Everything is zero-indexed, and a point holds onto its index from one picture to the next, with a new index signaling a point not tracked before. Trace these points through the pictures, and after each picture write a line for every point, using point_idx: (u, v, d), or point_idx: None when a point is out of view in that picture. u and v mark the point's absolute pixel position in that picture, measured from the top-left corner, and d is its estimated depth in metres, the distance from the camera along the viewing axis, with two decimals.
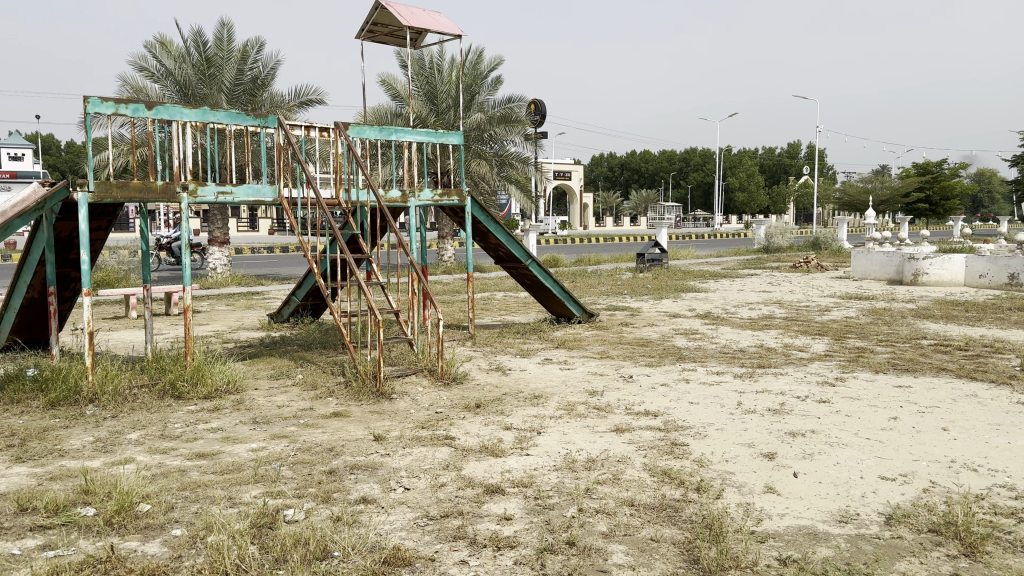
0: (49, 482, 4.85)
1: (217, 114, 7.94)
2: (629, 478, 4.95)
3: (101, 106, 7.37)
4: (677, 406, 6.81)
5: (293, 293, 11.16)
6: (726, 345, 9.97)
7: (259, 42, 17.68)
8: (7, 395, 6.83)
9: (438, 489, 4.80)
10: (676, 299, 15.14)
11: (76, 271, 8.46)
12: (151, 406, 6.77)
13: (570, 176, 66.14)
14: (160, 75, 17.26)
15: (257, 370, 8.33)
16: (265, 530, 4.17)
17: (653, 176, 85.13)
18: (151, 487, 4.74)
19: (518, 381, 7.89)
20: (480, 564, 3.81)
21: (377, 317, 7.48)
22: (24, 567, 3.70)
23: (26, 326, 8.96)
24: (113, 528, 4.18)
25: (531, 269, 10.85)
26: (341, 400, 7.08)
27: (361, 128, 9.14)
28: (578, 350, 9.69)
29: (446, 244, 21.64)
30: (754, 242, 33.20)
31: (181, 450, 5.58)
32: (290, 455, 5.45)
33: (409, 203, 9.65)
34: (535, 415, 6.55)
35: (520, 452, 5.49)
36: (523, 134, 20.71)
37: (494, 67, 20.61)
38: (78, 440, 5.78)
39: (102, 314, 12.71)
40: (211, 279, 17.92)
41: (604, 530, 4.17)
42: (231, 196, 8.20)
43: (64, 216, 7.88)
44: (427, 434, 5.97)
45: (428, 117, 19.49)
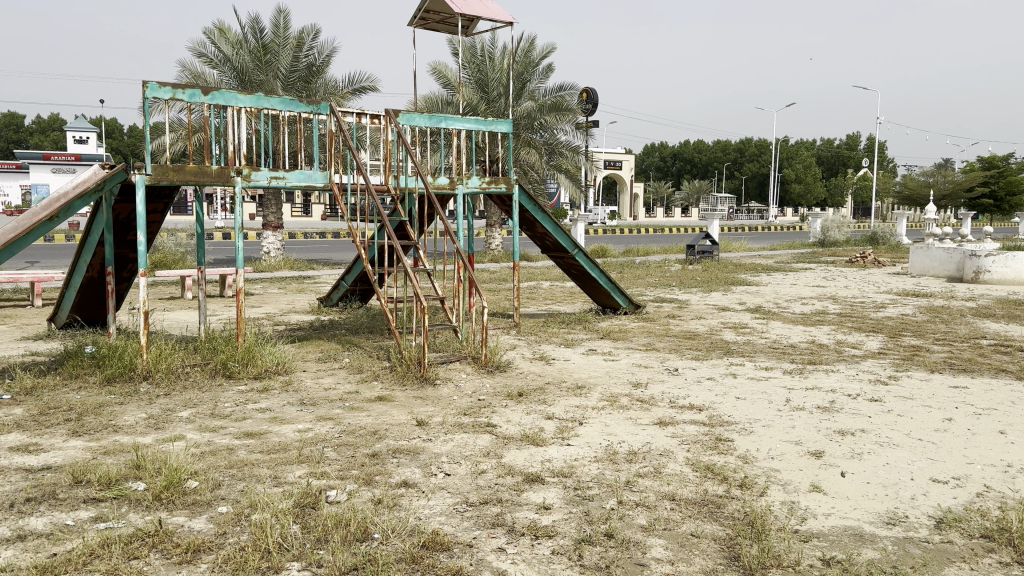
0: (102, 456, 5.02)
1: (271, 100, 8.05)
2: (671, 471, 4.91)
3: (159, 91, 7.57)
4: (722, 401, 6.73)
5: (342, 278, 11.32)
6: (776, 340, 9.80)
7: (314, 29, 17.89)
8: (66, 370, 7.08)
9: (479, 475, 4.83)
10: (725, 292, 14.93)
11: (134, 252, 8.70)
12: (202, 385, 6.95)
13: (620, 166, 65.62)
14: (218, 60, 17.62)
15: (305, 353, 8.46)
16: (308, 510, 4.24)
17: (706, 166, 83.94)
18: (199, 465, 4.87)
19: (562, 371, 7.87)
20: (518, 552, 3.83)
21: (423, 303, 7.52)
22: (76, 538, 3.84)
23: (86, 304, 9.27)
24: (162, 502, 4.31)
25: (578, 258, 10.78)
26: (386, 384, 7.18)
27: (412, 115, 9.17)
28: (623, 341, 9.62)
29: (494, 232, 21.74)
30: (809, 235, 32.45)
31: (231, 428, 5.73)
32: (335, 437, 5.54)
33: (457, 190, 9.67)
34: (577, 405, 6.54)
35: (561, 443, 5.49)
36: (574, 123, 20.60)
37: (546, 55, 20.53)
38: (131, 416, 5.96)
39: (159, 295, 13.08)
40: (265, 263, 18.29)
41: (644, 523, 4.14)
42: (284, 181, 8.30)
43: (123, 199, 8.10)
44: (469, 421, 6.01)
45: (479, 105, 19.51)
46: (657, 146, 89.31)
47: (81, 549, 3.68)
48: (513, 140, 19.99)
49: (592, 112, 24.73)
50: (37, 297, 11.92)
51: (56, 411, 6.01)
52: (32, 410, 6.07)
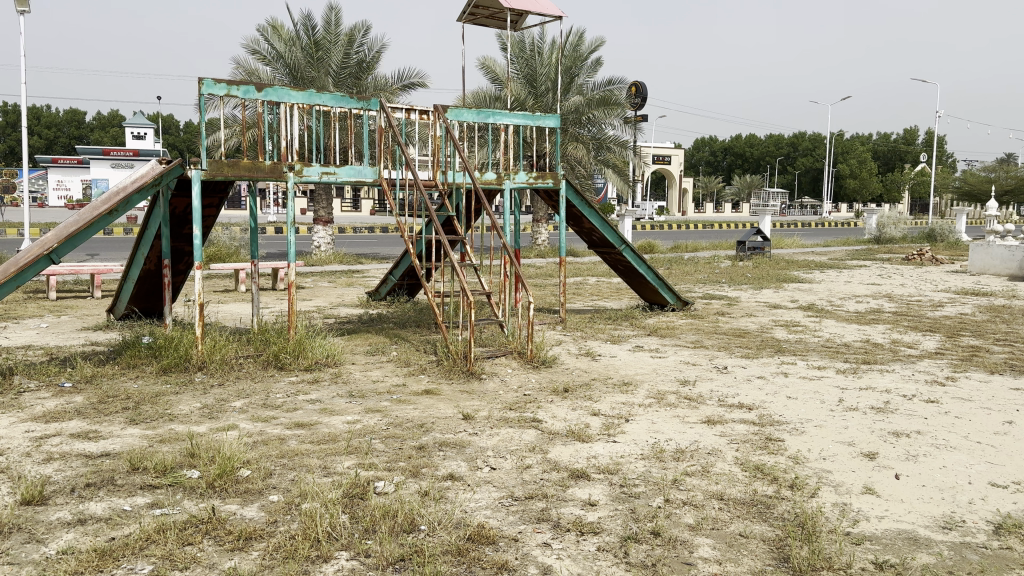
0: (159, 444, 5.16)
1: (322, 96, 8.16)
2: (719, 471, 4.85)
3: (214, 88, 7.75)
4: (773, 400, 6.61)
5: (391, 273, 11.45)
6: (829, 338, 9.60)
7: (365, 25, 18.07)
8: (125, 360, 7.29)
9: (524, 470, 4.84)
10: (777, 290, 14.66)
11: (189, 245, 8.90)
12: (255, 376, 7.09)
13: (669, 160, 64.85)
14: (271, 57, 17.91)
15: (354, 346, 8.58)
16: (356, 500, 4.30)
17: (758, 161, 82.56)
18: (252, 454, 4.97)
19: (608, 367, 7.84)
20: (563, 548, 3.82)
21: (470, 297, 7.52)
22: (133, 523, 3.96)
23: (143, 296, 9.53)
24: (216, 490, 4.42)
25: (626, 254, 10.69)
26: (432, 377, 7.24)
27: (460, 110, 9.19)
28: (671, 338, 9.54)
29: (540, 227, 21.74)
30: (865, 231, 31.64)
31: (282, 418, 5.83)
32: (382, 429, 5.60)
33: (505, 185, 9.68)
34: (623, 402, 6.51)
35: (607, 439, 5.46)
36: (622, 117, 20.46)
37: (596, 48, 20.42)
38: (187, 406, 6.12)
39: (213, 287, 13.38)
40: (315, 257, 18.56)
41: (691, 522, 4.10)
42: (335, 176, 8.41)
43: (180, 193, 8.28)
44: (515, 416, 6.02)
45: (527, 99, 19.47)
46: (707, 140, 88.11)
47: (138, 534, 3.78)
48: (561, 134, 19.89)
49: (641, 106, 24.53)
50: (97, 289, 12.30)
51: (115, 400, 6.20)
52: (91, 398, 6.27)
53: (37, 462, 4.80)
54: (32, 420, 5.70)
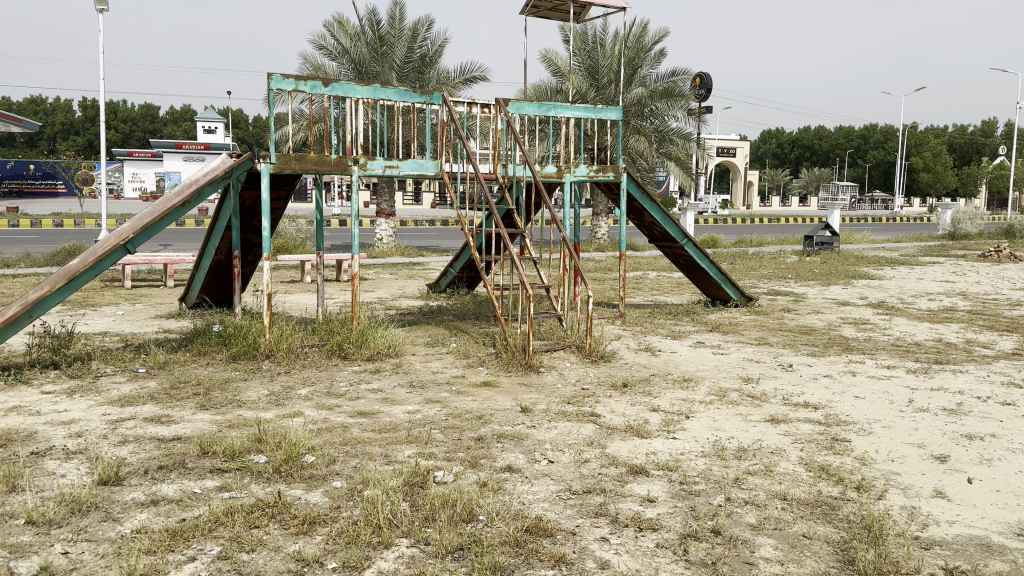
0: (228, 430, 5.32)
1: (387, 90, 8.26)
2: (783, 470, 4.76)
3: (283, 83, 7.93)
4: (840, 399, 6.46)
5: (451, 265, 11.55)
6: (899, 337, 9.31)
7: (428, 20, 18.19)
8: (196, 347, 7.53)
9: (583, 464, 4.83)
10: (845, 286, 14.29)
11: (258, 237, 9.14)
12: (319, 364, 7.25)
13: (734, 153, 63.57)
14: (337, 53, 18.22)
15: (415, 337, 8.69)
16: (416, 488, 4.37)
17: (826, 154, 80.35)
18: (316, 440, 5.10)
19: (668, 363, 7.76)
20: (621, 543, 3.81)
21: (529, 291, 7.52)
22: (203, 505, 4.10)
23: (213, 286, 9.83)
24: (282, 475, 4.54)
25: (688, 248, 10.56)
26: (491, 369, 7.28)
27: (521, 104, 9.18)
28: (734, 335, 9.38)
29: (600, 221, 21.63)
30: (939, 226, 30.46)
31: (345, 407, 5.95)
32: (442, 420, 5.66)
33: (565, 178, 9.66)
34: (683, 398, 6.45)
35: (667, 436, 5.41)
36: (686, 109, 20.16)
37: (660, 39, 20.16)
38: (255, 392, 6.29)
39: (279, 278, 13.71)
40: (377, 250, 18.83)
41: (753, 522, 4.04)
42: (397, 170, 8.50)
43: (249, 186, 8.52)
44: (573, 409, 6.01)
45: (589, 92, 19.37)
46: (773, 133, 86.12)
47: (207, 516, 3.92)
48: (623, 127, 19.71)
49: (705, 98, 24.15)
50: (170, 278, 12.74)
51: (186, 385, 6.42)
52: (164, 383, 6.51)
53: (114, 444, 5.00)
54: (108, 403, 5.94)
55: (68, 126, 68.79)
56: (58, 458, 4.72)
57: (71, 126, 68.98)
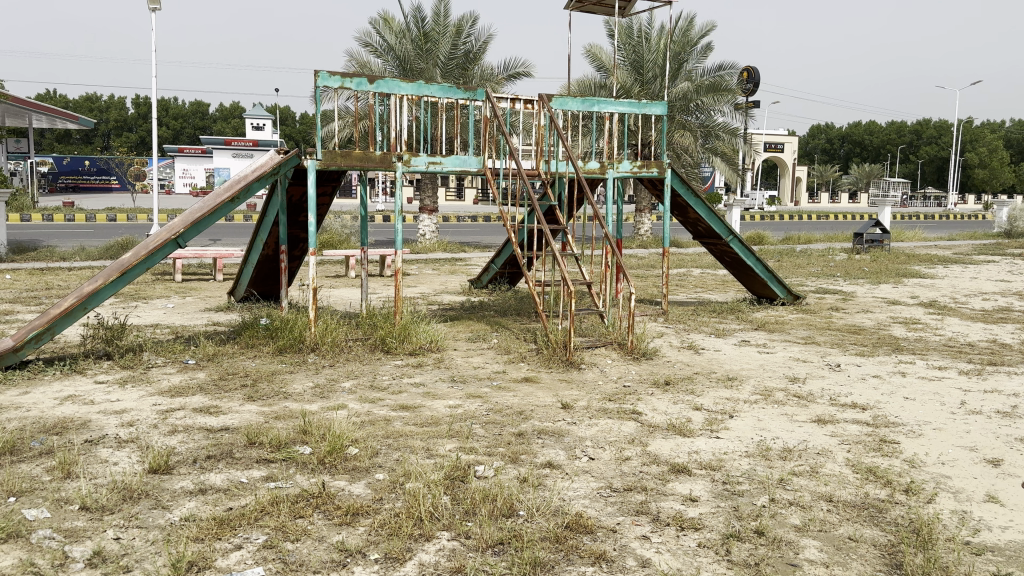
0: (274, 421, 5.42)
1: (431, 87, 8.31)
2: (829, 472, 4.68)
3: (329, 81, 8.03)
4: (889, 400, 6.32)
5: (492, 261, 11.59)
6: (951, 338, 9.07)
7: (472, 16, 18.22)
8: (244, 340, 7.68)
9: (623, 462, 4.81)
10: (896, 285, 13.97)
11: (305, 232, 9.28)
12: (362, 358, 7.34)
13: (782, 148, 62.46)
14: (382, 50, 18.38)
15: (457, 332, 8.74)
16: (457, 482, 4.40)
17: (878, 149, 78.62)
18: (360, 433, 5.17)
19: (712, 361, 7.68)
20: (663, 542, 3.79)
21: (571, 287, 7.49)
22: (250, 494, 4.19)
23: (261, 280, 10.00)
24: (326, 466, 4.61)
25: (733, 245, 10.43)
26: (532, 365, 7.29)
27: (565, 99, 9.16)
28: (779, 333, 9.24)
29: (643, 217, 21.48)
30: (995, 224, 29.51)
31: (388, 400, 6.02)
32: (483, 415, 5.69)
33: (608, 174, 9.62)
34: (727, 397, 6.38)
35: (710, 435, 5.36)
36: (733, 104, 19.89)
37: (706, 33, 19.92)
38: (300, 384, 6.41)
39: (324, 272, 13.91)
40: (420, 245, 18.97)
41: (797, 523, 3.98)
42: (440, 166, 8.54)
43: (296, 182, 8.66)
44: (615, 407, 5.99)
45: (633, 87, 19.25)
46: (823, 128, 84.53)
47: (254, 505, 4.00)
48: (667, 122, 19.52)
49: (753, 92, 23.79)
50: (219, 272, 13.01)
51: (234, 377, 6.57)
52: (213, 375, 6.66)
53: (164, 434, 5.13)
54: (159, 393, 6.10)
55: (121, 123, 70.61)
56: (111, 447, 4.86)
57: (124, 123, 70.78)
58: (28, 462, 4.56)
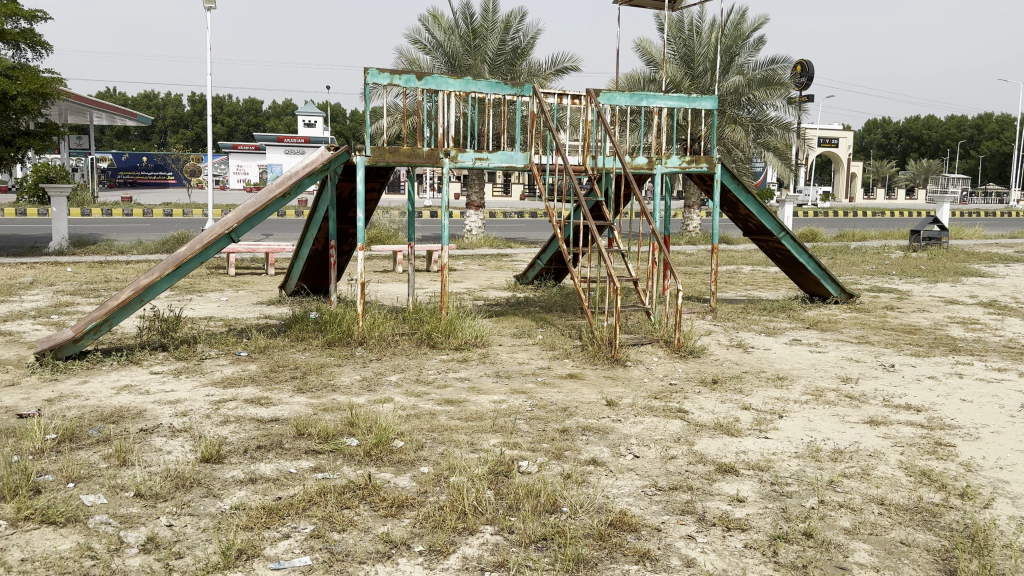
0: (322, 413, 5.51)
1: (478, 83, 8.33)
2: (881, 474, 4.58)
3: (378, 77, 8.11)
4: (945, 402, 6.14)
5: (538, 257, 11.58)
6: (1013, 339, 8.77)
7: (521, 12, 18.20)
8: (294, 333, 7.82)
9: (669, 461, 4.77)
10: (954, 284, 13.56)
11: (354, 228, 9.40)
12: (409, 352, 7.41)
13: (836, 143, 61.06)
14: (431, 46, 18.48)
15: (502, 328, 8.76)
16: (501, 477, 4.41)
17: (936, 144, 76.40)
18: (405, 426, 5.22)
19: (761, 360, 7.55)
20: (708, 542, 3.75)
21: (617, 284, 7.44)
22: (298, 484, 4.26)
23: (311, 274, 10.16)
24: (373, 458, 4.67)
25: (785, 242, 10.23)
26: (577, 362, 7.27)
27: (613, 94, 9.10)
28: (832, 333, 9.05)
29: (692, 213, 21.25)
30: None
31: (433, 394, 6.06)
32: (528, 410, 5.70)
33: (656, 169, 9.53)
34: (777, 397, 6.27)
35: (758, 435, 5.28)
36: (786, 98, 19.52)
37: (759, 27, 19.59)
38: (348, 377, 6.50)
39: (373, 267, 14.06)
40: (467, 241, 19.04)
41: (847, 526, 3.90)
42: (487, 162, 8.56)
43: (346, 178, 8.78)
44: (660, 405, 5.94)
45: (683, 81, 19.03)
46: (879, 123, 82.44)
47: (302, 496, 4.07)
48: (718, 116, 19.25)
49: (807, 86, 23.31)
50: (270, 266, 13.25)
51: (284, 369, 6.69)
52: (264, 367, 6.79)
53: (216, 424, 5.26)
54: (212, 384, 6.26)
55: (177, 120, 72.36)
56: (165, 436, 4.99)
57: (180, 120, 72.52)
58: (86, 449, 4.71)
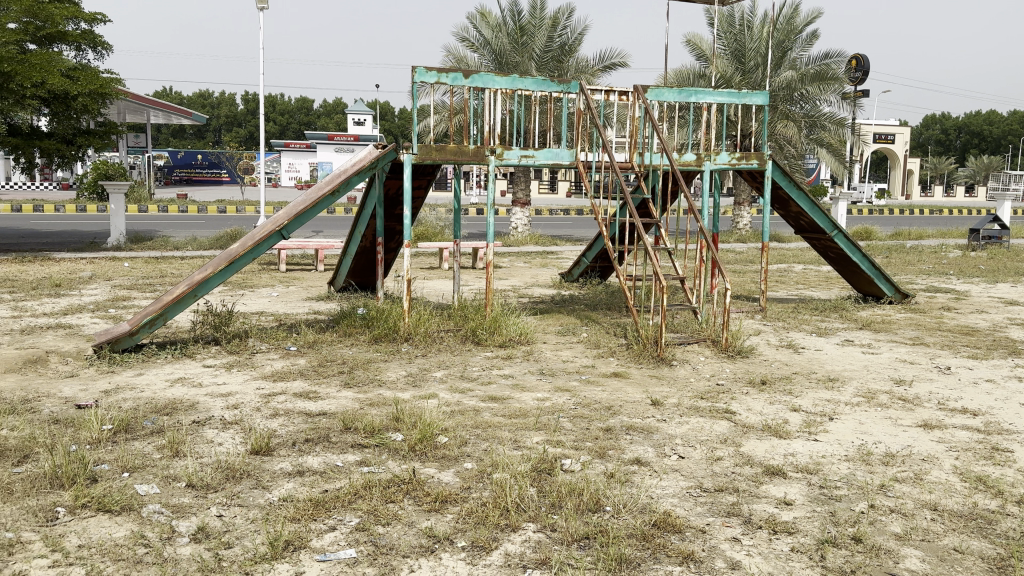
0: (368, 408, 5.58)
1: (525, 80, 8.33)
2: (934, 479, 4.46)
3: (426, 76, 8.18)
4: (1003, 406, 5.95)
5: (584, 255, 11.52)
6: None
7: (569, 8, 18.13)
8: (342, 328, 7.93)
9: (715, 462, 4.71)
10: (1015, 284, 13.11)
11: (400, 225, 9.48)
12: (454, 349, 7.45)
13: (892, 139, 59.47)
14: (479, 44, 18.54)
15: (546, 325, 8.75)
16: (544, 475, 4.41)
17: (998, 140, 73.94)
18: (449, 422, 5.25)
19: (811, 361, 7.41)
20: (754, 544, 3.70)
21: (663, 282, 7.36)
22: (344, 478, 4.33)
23: (359, 271, 10.29)
24: (417, 453, 4.71)
25: (838, 240, 10.03)
26: (622, 360, 7.23)
27: (661, 90, 9.01)
28: (886, 333, 8.83)
29: (742, 210, 20.95)
30: None
31: (477, 391, 6.09)
32: (571, 408, 5.69)
33: (704, 166, 9.41)
34: (827, 399, 6.14)
35: (808, 437, 5.18)
36: (840, 93, 19.09)
37: (812, 20, 19.20)
38: (394, 373, 6.57)
39: (419, 264, 14.18)
40: (512, 238, 19.07)
41: (898, 531, 3.81)
42: (533, 159, 8.54)
43: (393, 176, 8.86)
44: (707, 405, 5.87)
45: (733, 77, 18.75)
46: (938, 118, 80.06)
47: (348, 489, 4.13)
48: (770, 112, 18.90)
49: (862, 81, 22.75)
50: (320, 263, 13.44)
51: (332, 364, 6.79)
52: (312, 361, 6.91)
53: (265, 417, 5.36)
54: (262, 378, 6.38)
55: (232, 119, 74.00)
56: (216, 428, 5.10)
57: (235, 119, 74.13)
58: (141, 440, 4.85)
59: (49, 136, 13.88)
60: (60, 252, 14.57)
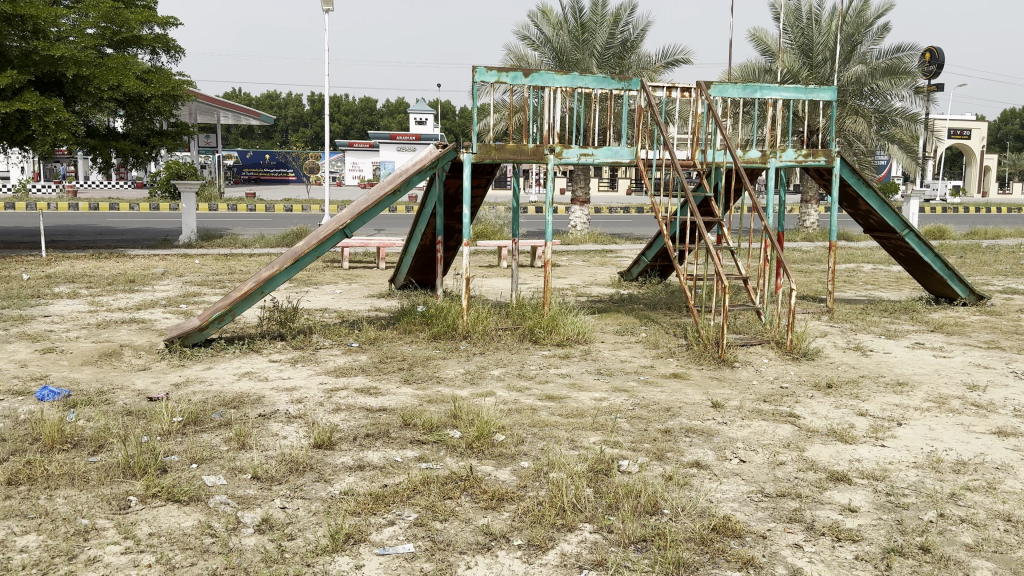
0: (427, 404, 5.64)
1: (585, 78, 8.30)
2: (1008, 489, 4.28)
3: (486, 75, 8.22)
4: None
5: (643, 253, 11.42)
6: None
7: (631, 4, 17.97)
8: (402, 325, 8.03)
9: (777, 466, 4.62)
10: None
11: (460, 224, 9.55)
12: (512, 347, 7.48)
13: (970, 134, 57.20)
14: (540, 42, 18.55)
15: (605, 325, 8.71)
16: (601, 475, 4.39)
17: None
18: (507, 420, 5.27)
19: (880, 364, 7.20)
20: (816, 551, 3.62)
21: (725, 282, 7.22)
22: (403, 473, 4.39)
23: (419, 269, 10.41)
24: (474, 451, 4.74)
25: (909, 239, 9.71)
26: (681, 361, 7.15)
27: (725, 86, 8.85)
28: (959, 336, 8.51)
29: (809, 208, 20.46)
30: None
31: (534, 389, 6.10)
32: (629, 409, 5.65)
33: (770, 163, 9.20)
34: (896, 404, 5.95)
35: (874, 443, 5.04)
36: (913, 87, 18.47)
37: (883, 13, 18.64)
38: (453, 370, 6.63)
39: (479, 262, 14.25)
40: (572, 236, 19.03)
41: (969, 542, 3.67)
42: (592, 157, 8.46)
43: (453, 175, 8.93)
44: (769, 408, 5.76)
45: (800, 71, 18.33)
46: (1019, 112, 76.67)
47: (406, 484, 4.18)
48: (839, 108, 18.40)
49: (937, 75, 21.94)
50: (381, 260, 13.64)
51: (392, 360, 6.89)
52: (373, 357, 7.02)
53: (328, 411, 5.47)
54: (325, 373, 6.52)
55: (298, 119, 75.78)
56: (281, 421, 5.23)
57: (301, 119, 75.88)
58: (209, 432, 5.00)
59: (125, 137, 14.43)
60: (135, 249, 15.14)
